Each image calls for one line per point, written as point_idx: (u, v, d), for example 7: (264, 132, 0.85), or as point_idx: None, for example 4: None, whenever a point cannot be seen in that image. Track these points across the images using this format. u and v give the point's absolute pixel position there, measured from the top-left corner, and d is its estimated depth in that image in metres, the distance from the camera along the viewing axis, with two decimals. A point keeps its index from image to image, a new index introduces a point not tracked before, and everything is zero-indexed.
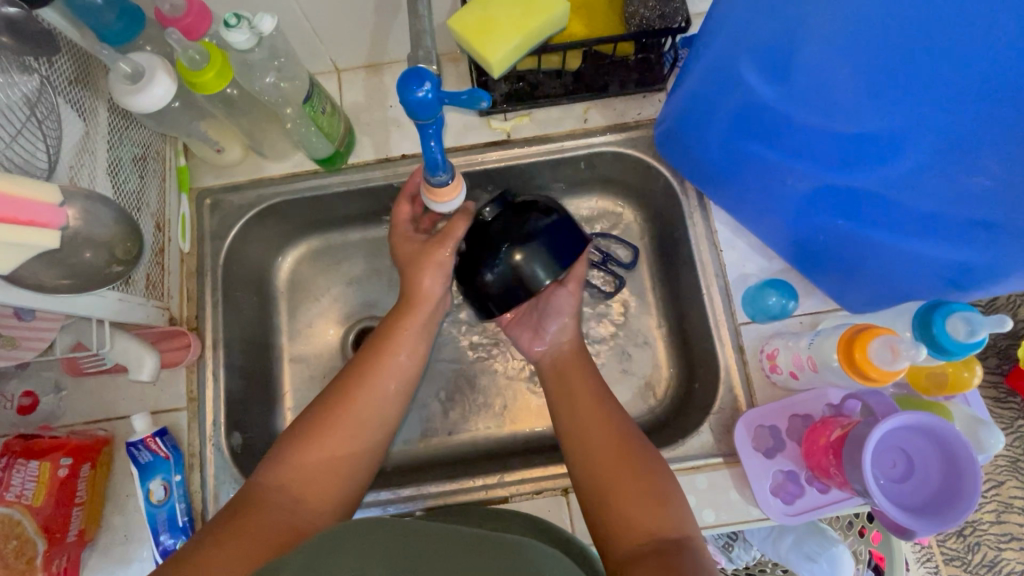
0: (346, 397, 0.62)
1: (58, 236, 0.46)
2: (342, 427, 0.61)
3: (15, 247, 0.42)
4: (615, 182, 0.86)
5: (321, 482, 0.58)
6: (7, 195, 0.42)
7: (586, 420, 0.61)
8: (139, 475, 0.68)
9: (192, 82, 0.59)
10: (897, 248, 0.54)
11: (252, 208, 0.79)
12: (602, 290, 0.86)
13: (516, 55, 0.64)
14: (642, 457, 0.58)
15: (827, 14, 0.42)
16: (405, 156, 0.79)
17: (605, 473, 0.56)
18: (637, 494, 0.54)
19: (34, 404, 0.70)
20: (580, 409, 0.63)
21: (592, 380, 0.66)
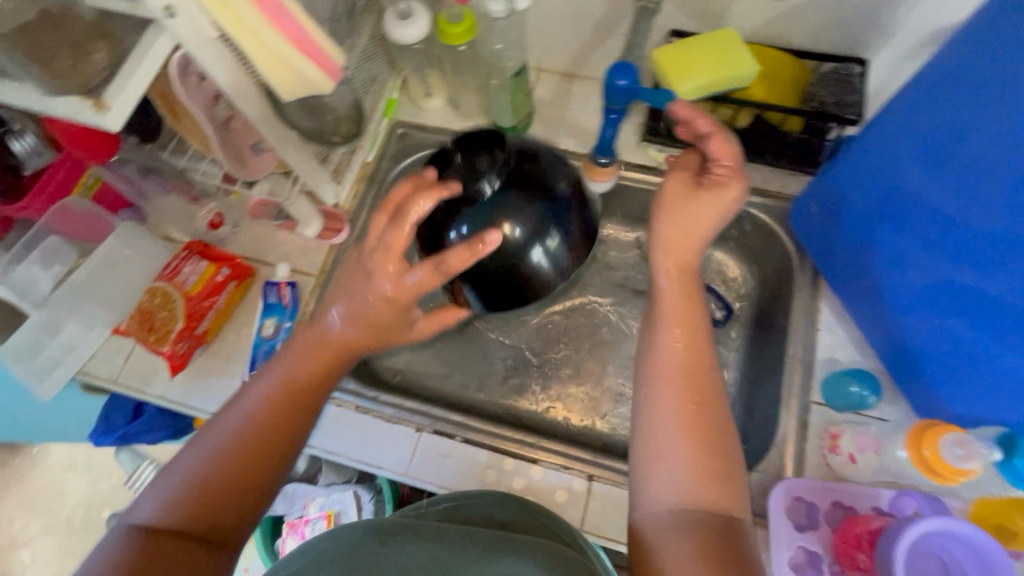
0: (212, 450, 0.54)
1: (332, 87, 0.58)
2: (238, 421, 0.56)
3: (299, 76, 0.56)
4: (734, 242, 0.92)
5: (225, 479, 0.53)
6: (310, 35, 0.54)
7: (655, 397, 0.59)
8: (263, 310, 0.82)
9: (444, 31, 0.75)
10: (1004, 367, 0.55)
11: (430, 147, 0.94)
12: None
13: (698, 94, 0.74)
14: (719, 410, 0.58)
15: (996, 114, 0.47)
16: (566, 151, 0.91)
17: (669, 434, 0.56)
18: (693, 448, 0.55)
19: (220, 225, 0.87)
20: (656, 389, 0.59)
21: (691, 314, 0.63)
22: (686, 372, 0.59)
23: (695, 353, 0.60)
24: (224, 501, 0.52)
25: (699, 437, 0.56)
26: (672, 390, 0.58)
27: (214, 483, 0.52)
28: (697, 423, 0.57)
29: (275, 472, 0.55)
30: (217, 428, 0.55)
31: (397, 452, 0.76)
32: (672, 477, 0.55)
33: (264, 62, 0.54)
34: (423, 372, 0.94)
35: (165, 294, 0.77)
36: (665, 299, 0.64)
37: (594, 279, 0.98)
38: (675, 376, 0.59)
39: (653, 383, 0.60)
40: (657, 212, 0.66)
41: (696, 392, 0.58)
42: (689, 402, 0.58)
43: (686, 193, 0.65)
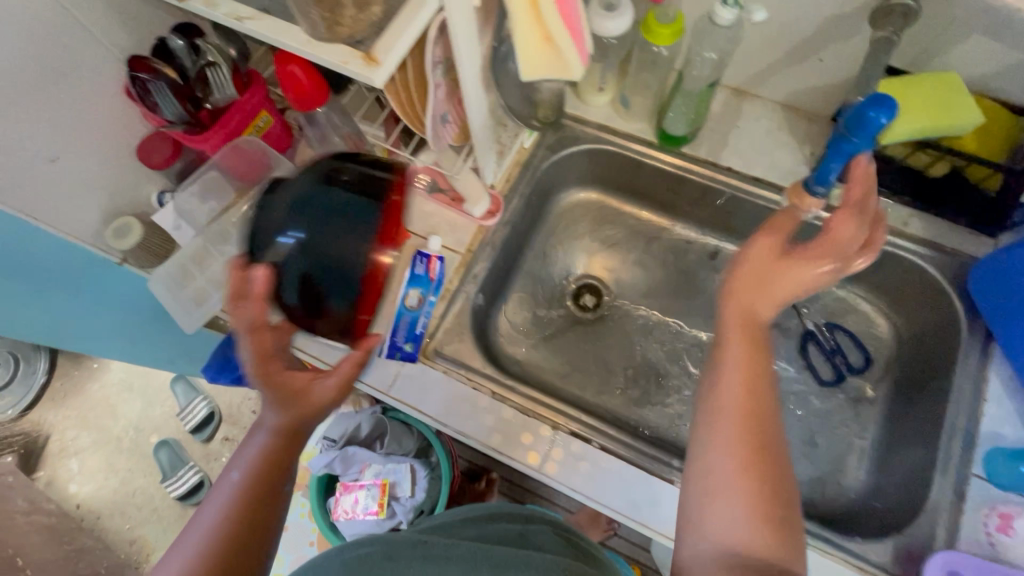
0: None
1: (580, 74, 0.55)
2: (195, 526, 0.50)
3: (559, 58, 0.53)
4: (886, 292, 0.88)
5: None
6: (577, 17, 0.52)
7: (715, 419, 0.50)
8: (408, 280, 0.81)
9: (652, 29, 0.73)
10: None
11: (587, 144, 0.92)
12: (821, 376, 0.89)
13: (907, 136, 0.70)
14: (772, 442, 0.49)
15: None
16: (730, 169, 0.88)
17: (730, 480, 0.47)
18: (748, 504, 0.45)
19: None
20: (717, 427, 0.49)
21: (755, 348, 0.53)
22: (744, 414, 0.49)
23: (763, 379, 0.51)
24: None
25: (750, 491, 0.46)
26: (737, 382, 0.51)
27: None
28: (755, 450, 0.48)
29: (256, 535, 0.51)
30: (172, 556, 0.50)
31: (531, 447, 0.76)
32: (725, 522, 0.45)
33: (523, 42, 0.52)
34: (542, 367, 0.92)
35: None
36: (735, 343, 0.53)
37: None
38: (741, 351, 0.52)
39: (728, 381, 0.51)
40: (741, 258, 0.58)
41: (759, 433, 0.48)
42: (747, 393, 0.50)
43: (776, 260, 0.57)
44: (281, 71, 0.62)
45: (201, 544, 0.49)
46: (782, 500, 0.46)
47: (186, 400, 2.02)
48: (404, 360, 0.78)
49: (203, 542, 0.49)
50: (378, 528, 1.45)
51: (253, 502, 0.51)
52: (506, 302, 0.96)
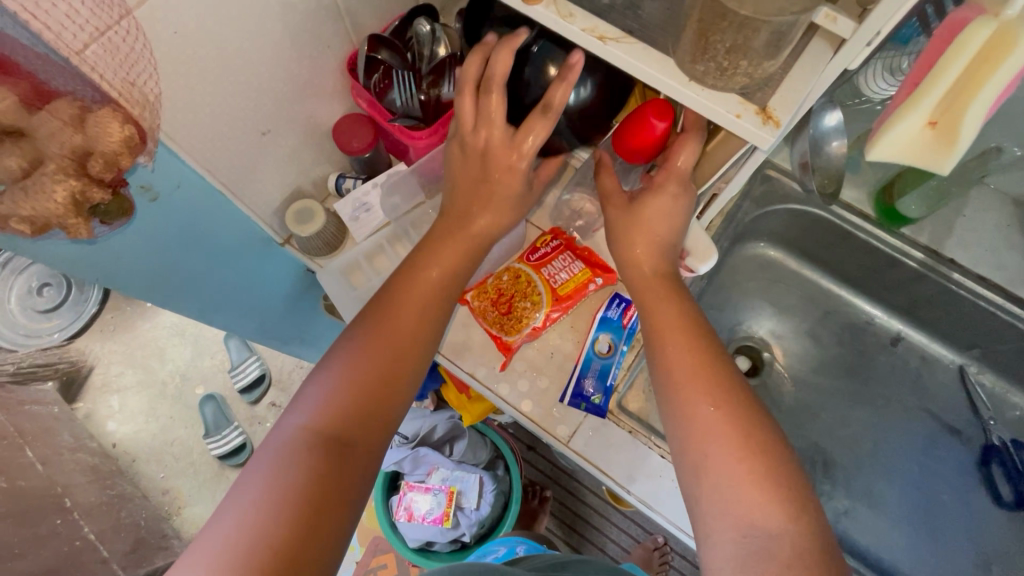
0: (268, 464, 0.45)
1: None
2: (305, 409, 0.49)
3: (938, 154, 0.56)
4: None
5: (311, 461, 0.45)
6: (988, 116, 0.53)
7: (705, 415, 0.49)
8: (599, 323, 0.74)
9: None
10: None
11: (795, 202, 0.85)
12: (1001, 497, 0.82)
13: None
14: (748, 401, 0.50)
15: None
16: (954, 261, 0.80)
17: (700, 429, 0.49)
18: (757, 498, 0.45)
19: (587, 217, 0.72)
20: (684, 384, 0.51)
21: (681, 309, 0.56)
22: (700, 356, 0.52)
23: (771, 479, 0.46)
24: (321, 478, 0.45)
25: (738, 452, 0.47)
26: (753, 491, 0.45)
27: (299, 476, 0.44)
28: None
29: (364, 424, 0.49)
30: (276, 441, 0.47)
31: None
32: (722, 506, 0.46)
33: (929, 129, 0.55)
34: None
35: (531, 283, 0.74)
36: (664, 309, 0.56)
37: (902, 397, 0.89)
38: (721, 421, 0.48)
39: (715, 459, 0.48)
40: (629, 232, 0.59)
41: (724, 397, 0.50)
42: (749, 475, 0.46)
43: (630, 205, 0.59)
44: (637, 115, 0.52)
45: (282, 461, 0.45)
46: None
47: (238, 358, 1.68)
48: (591, 413, 0.72)
49: (310, 428, 0.48)
50: (442, 537, 1.40)
51: (351, 405, 0.49)
52: None
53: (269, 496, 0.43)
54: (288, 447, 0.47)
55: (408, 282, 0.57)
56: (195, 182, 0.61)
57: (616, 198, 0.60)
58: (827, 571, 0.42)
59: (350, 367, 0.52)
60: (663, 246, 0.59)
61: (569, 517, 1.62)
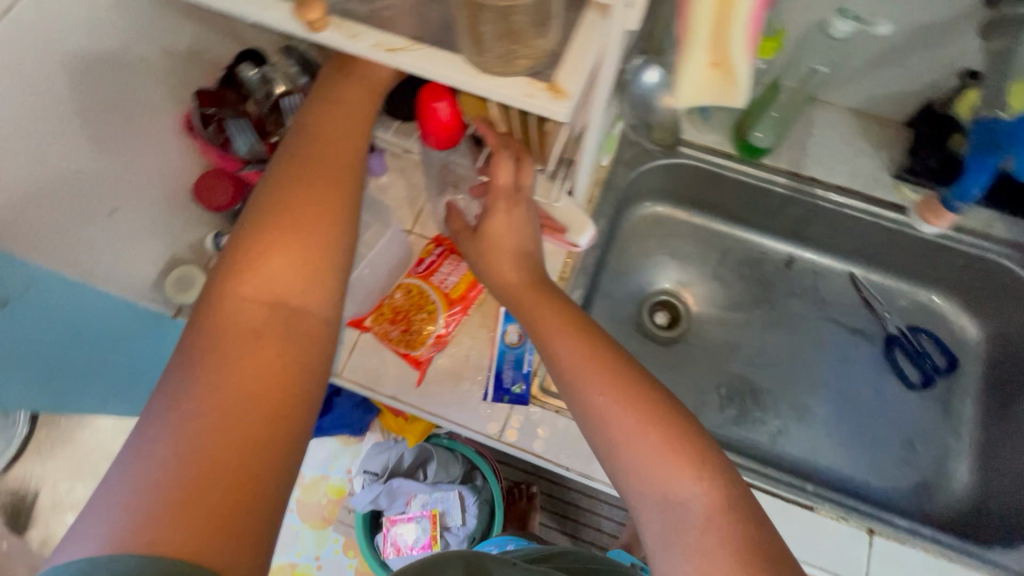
0: (209, 345, 0.40)
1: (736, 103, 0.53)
2: (252, 280, 0.44)
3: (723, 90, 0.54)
4: (966, 293, 0.89)
5: (260, 344, 0.41)
6: None
7: (599, 401, 0.51)
8: (504, 316, 0.77)
9: None
10: None
11: (664, 158, 0.89)
12: (910, 380, 0.89)
13: None
14: (634, 375, 0.52)
15: None
16: (813, 179, 0.86)
17: (599, 416, 0.51)
18: (659, 453, 0.48)
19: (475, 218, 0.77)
20: (575, 376, 0.53)
21: (564, 306, 0.59)
22: (591, 338, 0.55)
23: (683, 439, 0.48)
24: (270, 362, 0.41)
25: (644, 424, 0.49)
26: (660, 458, 0.48)
27: (240, 364, 0.40)
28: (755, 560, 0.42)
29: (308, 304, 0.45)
30: (212, 321, 0.42)
31: None
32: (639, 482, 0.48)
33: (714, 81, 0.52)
34: None
35: (424, 294, 0.74)
36: (540, 310, 0.58)
37: (809, 312, 0.95)
38: (617, 401, 0.50)
39: (618, 439, 0.50)
40: (490, 252, 0.62)
41: (615, 377, 0.52)
42: (660, 446, 0.48)
43: (507, 206, 0.61)
44: (420, 106, 0.56)
45: (222, 350, 0.40)
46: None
47: None
48: (514, 404, 0.73)
49: (254, 303, 0.43)
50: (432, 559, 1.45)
51: (296, 282, 0.45)
52: None
53: (205, 386, 0.39)
54: (213, 338, 0.41)
55: (322, 151, 0.51)
56: (46, 277, 0.57)
57: (465, 232, 0.65)
58: (743, 517, 0.45)
59: (276, 234, 0.46)
60: (522, 249, 0.62)
61: (559, 508, 1.63)
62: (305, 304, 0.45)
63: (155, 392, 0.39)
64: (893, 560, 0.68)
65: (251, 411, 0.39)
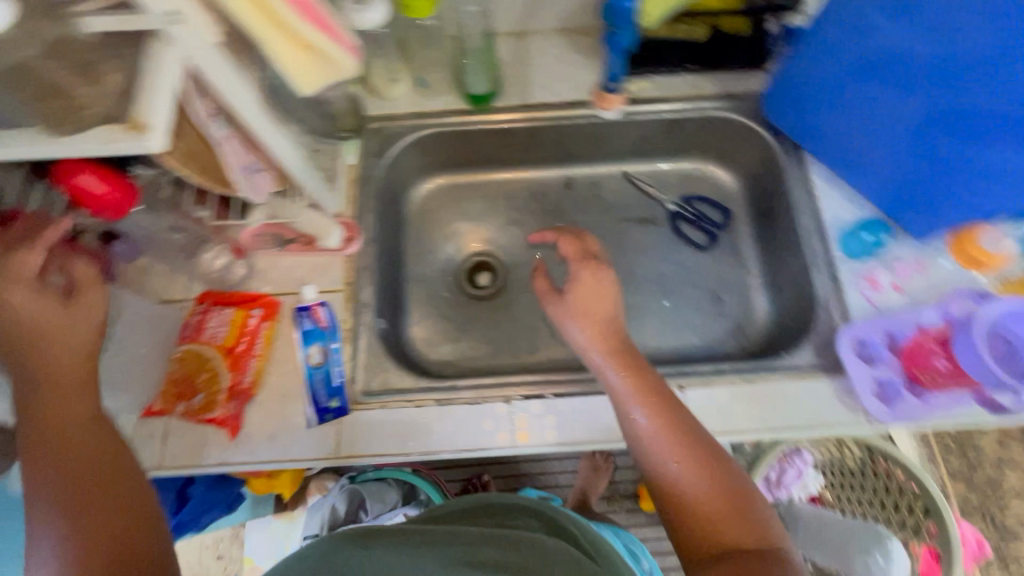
0: (65, 474, 0.47)
1: (356, 70, 0.55)
2: (68, 417, 0.50)
3: (320, 68, 0.53)
4: (713, 151, 0.99)
5: (111, 453, 0.50)
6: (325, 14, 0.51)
7: (610, 378, 0.62)
8: (302, 339, 0.77)
9: (408, 4, 0.75)
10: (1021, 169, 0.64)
11: (409, 134, 0.92)
12: (697, 243, 0.99)
13: (669, 8, 0.78)
14: (633, 346, 0.65)
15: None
16: (544, 104, 0.93)
17: (609, 376, 0.62)
18: (654, 411, 0.59)
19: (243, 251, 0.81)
20: (586, 347, 0.66)
21: (616, 304, 0.67)
22: (609, 334, 0.65)
23: (670, 396, 0.61)
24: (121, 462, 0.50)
25: (633, 374, 0.61)
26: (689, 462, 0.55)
27: (99, 470, 0.48)
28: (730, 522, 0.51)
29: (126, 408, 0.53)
30: (49, 460, 0.48)
31: (492, 426, 0.75)
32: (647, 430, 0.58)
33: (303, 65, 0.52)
34: (471, 358, 0.92)
35: (199, 353, 0.73)
36: (594, 305, 0.67)
37: (601, 219, 1.02)
38: (609, 362, 0.63)
39: (665, 463, 0.56)
40: (571, 299, 0.68)
41: (618, 347, 0.64)
42: (636, 383, 0.60)
43: (597, 289, 0.68)
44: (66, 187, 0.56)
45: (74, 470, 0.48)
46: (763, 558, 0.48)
47: None
48: (339, 417, 0.74)
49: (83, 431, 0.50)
50: None
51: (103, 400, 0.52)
52: (410, 315, 0.94)
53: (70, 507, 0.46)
54: (58, 474, 0.47)
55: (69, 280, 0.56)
56: None
57: (550, 295, 0.70)
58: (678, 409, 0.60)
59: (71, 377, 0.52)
60: (607, 317, 0.67)
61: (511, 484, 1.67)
62: (114, 433, 0.51)
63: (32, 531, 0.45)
64: (708, 402, 0.75)
65: (121, 508, 0.47)
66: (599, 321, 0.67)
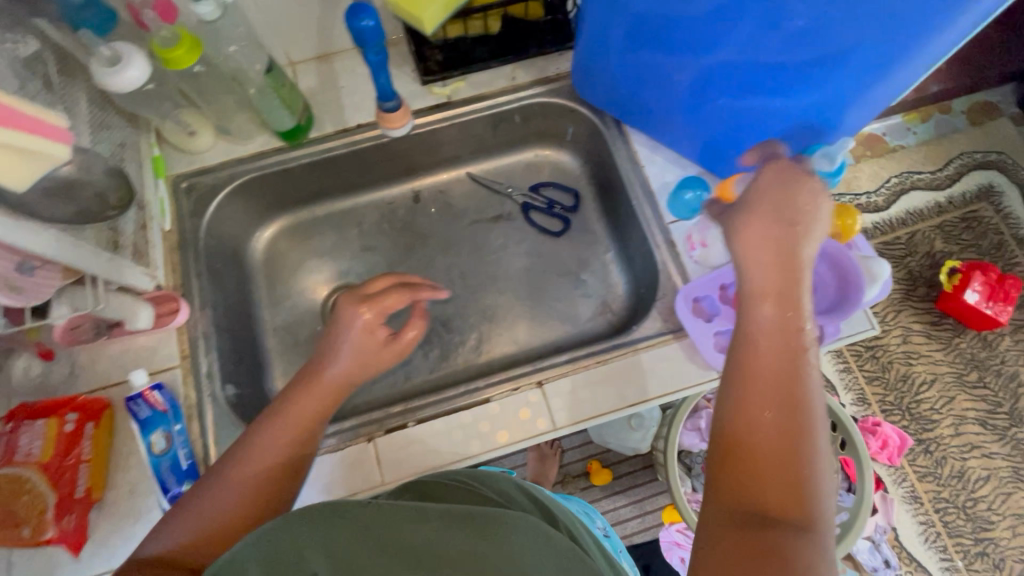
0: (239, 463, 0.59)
1: (69, 150, 0.52)
2: (289, 419, 0.63)
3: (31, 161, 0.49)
4: (548, 135, 0.99)
5: (271, 456, 0.61)
6: (22, 111, 0.47)
7: (772, 263, 0.52)
8: (142, 429, 0.71)
9: (164, 58, 0.69)
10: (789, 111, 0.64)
11: (226, 185, 0.87)
12: (552, 230, 0.99)
13: (442, 16, 0.75)
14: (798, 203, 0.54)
15: None
16: (360, 125, 0.90)
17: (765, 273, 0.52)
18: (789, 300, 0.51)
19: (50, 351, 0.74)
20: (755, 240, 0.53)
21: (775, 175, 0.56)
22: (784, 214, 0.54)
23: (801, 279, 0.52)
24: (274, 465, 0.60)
25: (798, 248, 0.52)
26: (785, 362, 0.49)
27: (264, 466, 0.60)
28: (781, 444, 0.46)
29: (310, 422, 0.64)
30: (241, 454, 0.60)
31: (361, 467, 0.73)
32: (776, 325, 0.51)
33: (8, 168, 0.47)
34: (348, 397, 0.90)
35: (12, 480, 0.64)
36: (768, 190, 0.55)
37: (456, 226, 1.00)
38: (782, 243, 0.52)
39: (752, 346, 0.51)
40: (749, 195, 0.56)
41: (788, 217, 0.53)
42: (782, 276, 0.51)
43: (785, 179, 0.56)
44: None
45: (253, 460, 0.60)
46: (805, 488, 0.44)
47: None
48: None
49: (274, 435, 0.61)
50: None
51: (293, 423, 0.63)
52: (275, 368, 0.90)
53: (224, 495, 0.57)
54: (251, 461, 0.59)
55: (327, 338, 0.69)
56: None
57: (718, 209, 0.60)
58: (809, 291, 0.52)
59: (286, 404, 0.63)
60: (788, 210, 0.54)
61: None
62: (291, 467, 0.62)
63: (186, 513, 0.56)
64: (569, 391, 0.76)
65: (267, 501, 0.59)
66: (769, 214, 0.54)
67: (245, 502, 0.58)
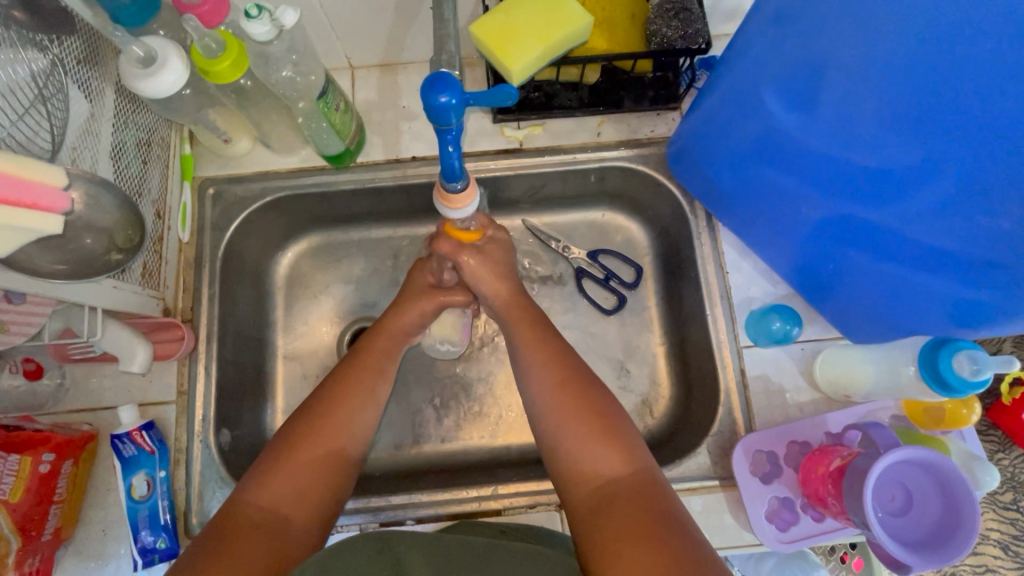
0: (320, 419, 0.61)
1: (60, 221, 0.46)
2: (351, 408, 0.63)
3: (15, 231, 0.43)
4: (622, 197, 0.86)
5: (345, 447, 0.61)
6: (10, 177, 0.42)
7: (560, 415, 0.58)
8: (122, 469, 0.65)
9: (205, 70, 0.58)
10: (930, 291, 0.55)
11: (256, 200, 0.78)
12: (603, 306, 0.85)
13: (535, 67, 0.65)
14: (570, 360, 0.63)
15: (868, 87, 0.46)
16: (415, 158, 0.79)
17: (557, 418, 0.58)
18: (591, 434, 0.56)
19: (38, 371, 0.67)
20: (539, 388, 0.61)
21: (536, 326, 0.66)
22: (561, 378, 0.61)
23: (602, 421, 0.57)
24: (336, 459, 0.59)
25: (568, 392, 0.59)
26: (600, 456, 0.55)
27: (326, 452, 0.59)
28: (623, 518, 0.50)
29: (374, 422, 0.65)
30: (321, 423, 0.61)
31: None
32: (589, 455, 0.55)
33: None
34: None
35: None
36: (517, 328, 0.67)
37: None
38: (560, 388, 0.60)
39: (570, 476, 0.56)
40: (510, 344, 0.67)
41: (559, 370, 0.61)
42: (573, 410, 0.58)
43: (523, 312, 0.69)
44: None
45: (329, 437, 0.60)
46: None
47: None
48: (167, 560, 0.65)
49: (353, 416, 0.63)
50: None
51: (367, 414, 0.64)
52: (275, 403, 0.83)
53: (293, 473, 0.57)
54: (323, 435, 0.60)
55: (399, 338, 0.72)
56: None
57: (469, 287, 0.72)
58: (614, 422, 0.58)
59: (368, 384, 0.66)
60: (539, 331, 0.66)
61: None
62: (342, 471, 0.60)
63: (258, 467, 0.58)
64: None
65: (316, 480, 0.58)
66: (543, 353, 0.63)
67: (303, 488, 0.57)
